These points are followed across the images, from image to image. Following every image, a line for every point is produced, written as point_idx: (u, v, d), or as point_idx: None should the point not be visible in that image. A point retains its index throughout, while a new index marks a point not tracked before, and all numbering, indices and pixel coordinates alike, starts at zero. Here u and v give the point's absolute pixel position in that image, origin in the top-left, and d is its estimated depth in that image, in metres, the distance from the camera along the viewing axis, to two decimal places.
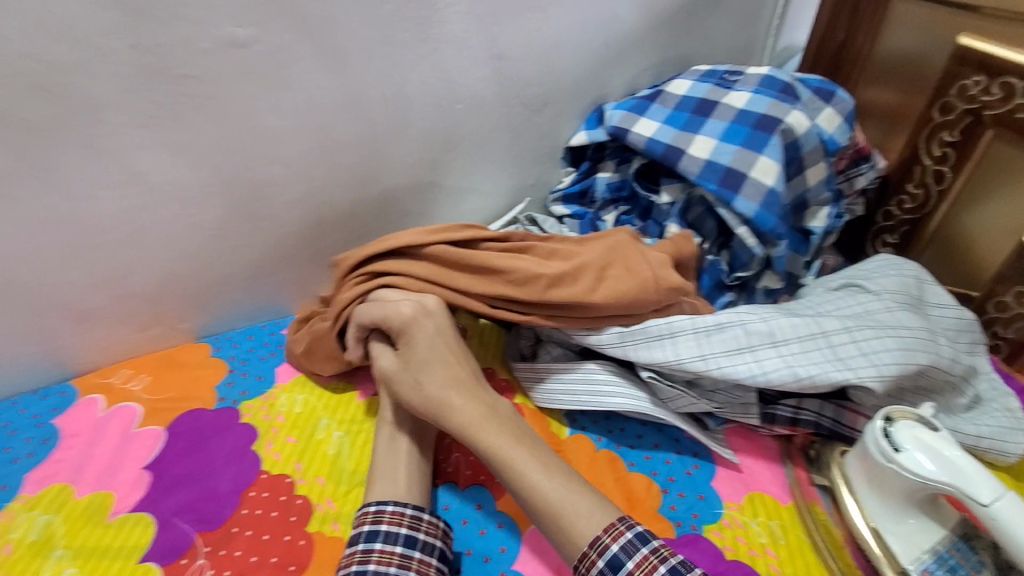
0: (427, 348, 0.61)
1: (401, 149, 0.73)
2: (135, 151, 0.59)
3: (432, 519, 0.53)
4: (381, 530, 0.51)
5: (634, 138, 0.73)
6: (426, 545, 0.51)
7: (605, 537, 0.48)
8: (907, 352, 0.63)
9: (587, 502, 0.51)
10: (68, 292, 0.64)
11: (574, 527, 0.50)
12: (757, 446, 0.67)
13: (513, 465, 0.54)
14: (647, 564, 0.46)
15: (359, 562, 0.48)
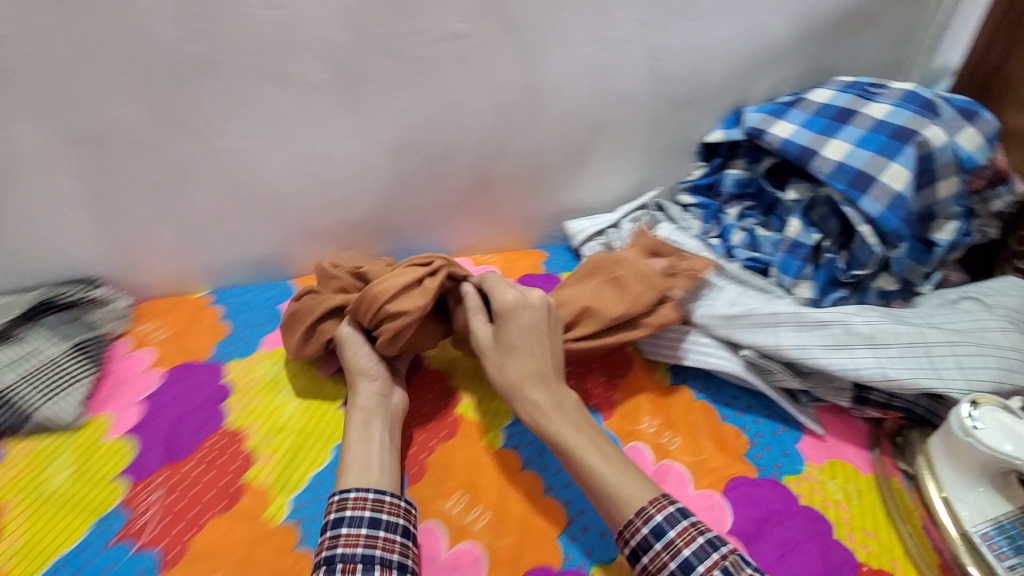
0: (521, 336, 0.68)
1: (560, 129, 0.88)
2: (371, 111, 0.78)
3: (393, 501, 0.60)
4: (344, 517, 0.57)
5: (771, 138, 0.82)
6: (389, 525, 0.58)
7: (652, 506, 0.56)
8: (1003, 372, 0.66)
9: (631, 483, 0.58)
10: (306, 211, 0.87)
11: (619, 500, 0.57)
12: (846, 424, 0.73)
13: (573, 449, 0.62)
14: (688, 534, 0.53)
15: (329, 549, 0.55)
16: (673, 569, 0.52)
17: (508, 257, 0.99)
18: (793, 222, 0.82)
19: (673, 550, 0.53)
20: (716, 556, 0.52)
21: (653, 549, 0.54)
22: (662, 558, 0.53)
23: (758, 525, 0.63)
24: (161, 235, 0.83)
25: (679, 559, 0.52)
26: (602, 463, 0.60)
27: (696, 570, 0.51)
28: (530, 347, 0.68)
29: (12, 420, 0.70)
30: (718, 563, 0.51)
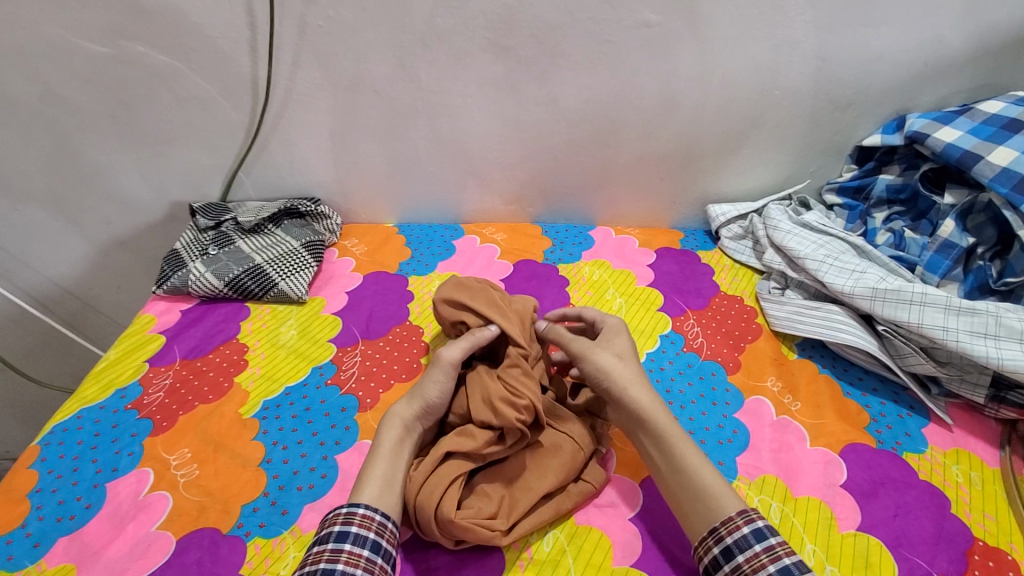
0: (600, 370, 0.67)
1: (719, 118, 0.97)
2: (560, 84, 0.93)
3: (395, 531, 0.57)
4: (351, 532, 0.54)
5: (933, 141, 0.85)
6: (388, 553, 0.55)
7: (722, 528, 0.55)
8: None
9: (722, 487, 0.58)
10: (487, 163, 1.04)
11: (713, 499, 0.57)
12: (978, 422, 0.74)
13: (679, 442, 0.61)
14: (757, 560, 0.52)
15: (329, 561, 0.52)
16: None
17: (648, 232, 1.09)
18: (948, 222, 0.84)
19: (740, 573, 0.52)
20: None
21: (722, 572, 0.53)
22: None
23: (873, 486, 0.66)
24: (376, 170, 1.06)
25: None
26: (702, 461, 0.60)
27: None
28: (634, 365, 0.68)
29: (260, 287, 0.92)
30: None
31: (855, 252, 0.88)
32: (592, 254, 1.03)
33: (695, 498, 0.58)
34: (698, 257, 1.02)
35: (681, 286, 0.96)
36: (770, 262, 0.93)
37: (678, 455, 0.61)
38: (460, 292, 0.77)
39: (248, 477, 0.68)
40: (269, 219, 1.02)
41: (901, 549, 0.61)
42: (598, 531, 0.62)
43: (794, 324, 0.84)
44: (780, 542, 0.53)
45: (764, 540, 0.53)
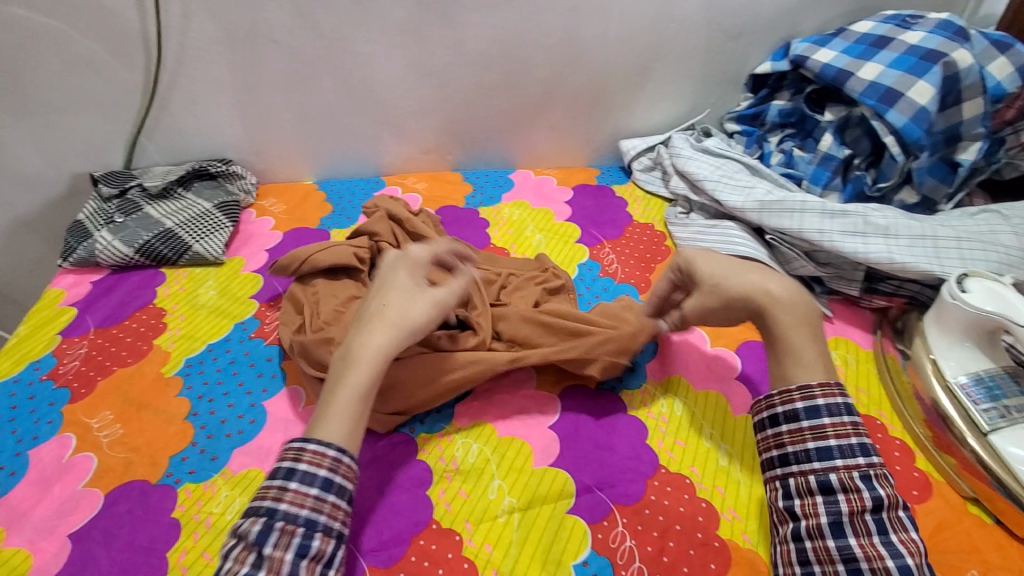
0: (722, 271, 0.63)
1: (622, 52, 1.00)
2: (465, 24, 0.95)
3: (316, 449, 0.53)
4: (298, 471, 0.52)
5: (812, 63, 0.92)
6: (306, 475, 0.52)
7: (777, 398, 0.56)
8: (999, 266, 0.74)
9: (800, 360, 0.57)
10: (400, 112, 1.04)
11: (794, 361, 0.57)
12: (856, 313, 0.82)
13: (787, 330, 0.58)
14: (842, 427, 0.53)
15: (274, 500, 0.51)
16: (810, 446, 0.53)
17: (566, 171, 1.12)
18: (826, 137, 0.91)
19: (818, 431, 0.53)
20: (831, 440, 0.52)
21: (798, 425, 0.54)
22: (801, 437, 0.54)
23: (763, 375, 0.74)
24: (288, 126, 1.04)
25: (821, 443, 0.53)
26: (805, 334, 0.58)
27: (832, 460, 0.52)
28: (729, 267, 0.63)
29: (173, 252, 0.89)
30: (818, 444, 0.53)
31: (749, 171, 0.94)
32: (513, 196, 1.06)
33: (779, 364, 0.58)
34: (613, 191, 1.06)
35: (598, 218, 1.00)
36: (675, 189, 0.98)
37: (773, 316, 0.59)
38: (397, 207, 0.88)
39: (175, 430, 0.68)
40: (177, 182, 0.99)
41: None
42: (520, 439, 0.67)
43: (697, 243, 0.89)
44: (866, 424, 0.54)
45: (815, 415, 0.54)
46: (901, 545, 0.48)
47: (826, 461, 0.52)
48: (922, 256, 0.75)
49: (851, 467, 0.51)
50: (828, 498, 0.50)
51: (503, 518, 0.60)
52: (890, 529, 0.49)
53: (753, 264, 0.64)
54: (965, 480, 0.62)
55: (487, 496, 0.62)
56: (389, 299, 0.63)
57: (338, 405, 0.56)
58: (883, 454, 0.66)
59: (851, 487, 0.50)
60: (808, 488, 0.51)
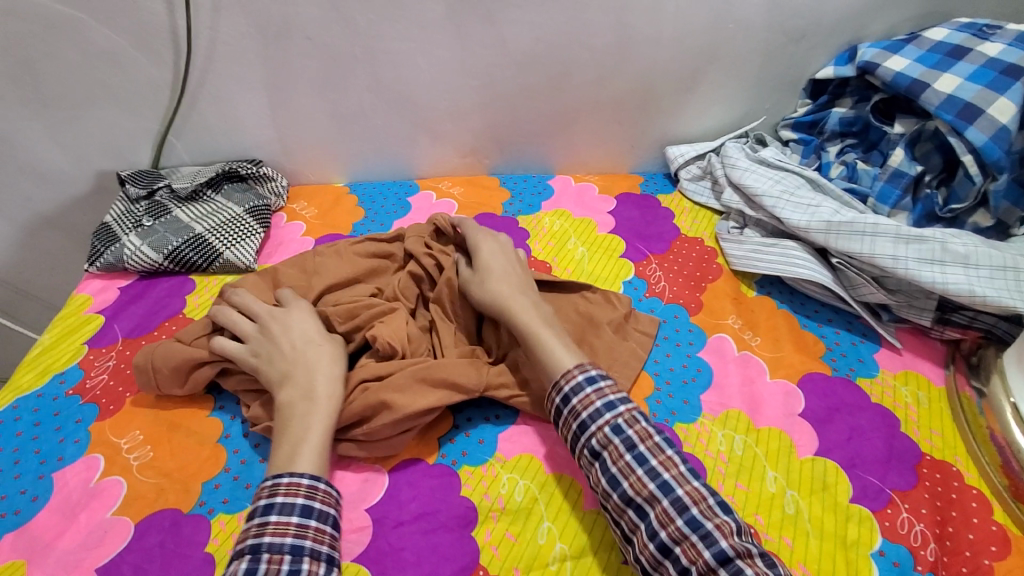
0: (492, 257, 0.73)
1: (673, 54, 0.95)
2: (507, 22, 0.89)
3: (290, 481, 0.54)
4: (275, 503, 0.52)
5: (883, 71, 0.85)
6: (284, 505, 0.52)
7: (579, 405, 0.59)
8: None
9: (566, 349, 0.63)
10: (436, 113, 0.99)
11: (552, 360, 0.62)
12: (925, 344, 0.77)
13: (529, 323, 0.66)
14: (587, 400, 0.59)
15: (256, 535, 0.51)
16: (575, 430, 0.58)
17: (608, 178, 1.07)
18: (897, 151, 0.85)
19: (582, 421, 0.58)
20: (609, 417, 0.57)
21: (564, 415, 0.60)
22: (569, 422, 0.59)
23: (828, 412, 0.69)
24: (319, 126, 0.99)
25: (579, 423, 0.58)
26: (541, 326, 0.65)
27: (602, 450, 0.56)
28: (506, 271, 0.72)
29: (203, 258, 0.86)
30: (610, 422, 0.57)
31: (811, 186, 0.88)
32: (553, 204, 1.01)
33: (540, 361, 0.63)
34: (659, 201, 1.01)
35: (644, 232, 0.95)
36: (727, 202, 0.92)
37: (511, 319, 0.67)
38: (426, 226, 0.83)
39: (206, 454, 0.65)
40: (206, 183, 0.95)
41: (856, 469, 0.64)
42: (570, 477, 0.63)
43: (754, 263, 0.84)
44: (610, 387, 0.59)
45: (595, 385, 0.59)
46: (687, 500, 0.52)
47: (616, 433, 0.56)
48: (1005, 290, 0.69)
49: (618, 439, 0.56)
50: (634, 464, 0.55)
51: (555, 566, 0.56)
52: (693, 507, 0.52)
53: (511, 264, 0.74)
54: None
55: (537, 540, 0.58)
56: (299, 343, 0.65)
57: (312, 433, 0.58)
58: (959, 506, 0.61)
59: (629, 475, 0.54)
60: (608, 462, 0.56)
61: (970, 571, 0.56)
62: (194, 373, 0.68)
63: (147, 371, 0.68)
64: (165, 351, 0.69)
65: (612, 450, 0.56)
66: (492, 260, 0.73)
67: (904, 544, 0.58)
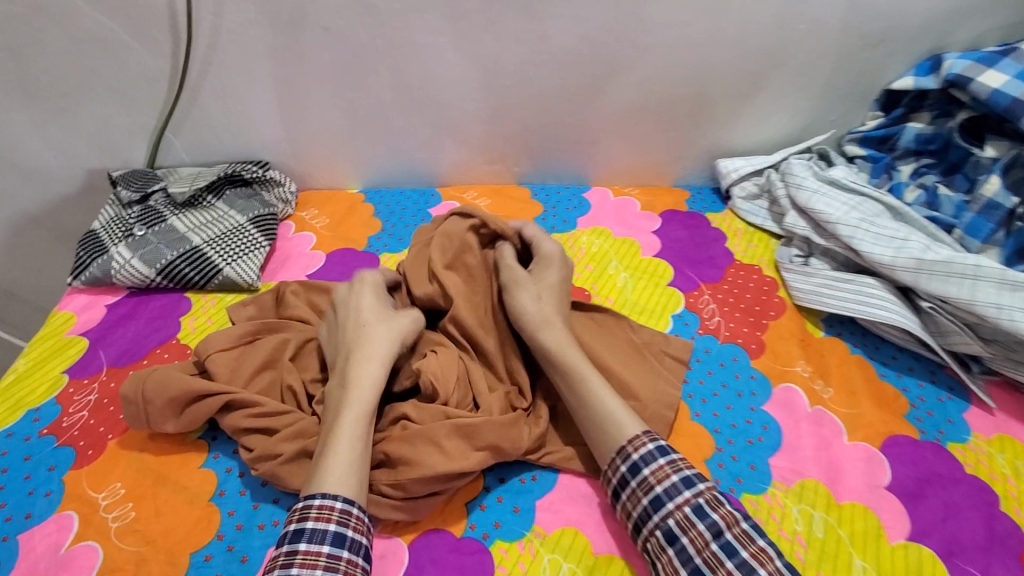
0: (549, 290, 0.67)
1: (733, 57, 0.84)
2: (550, 16, 0.79)
3: (321, 504, 0.49)
4: (307, 529, 0.48)
5: (977, 87, 0.76)
6: (314, 533, 0.47)
7: (653, 476, 0.52)
8: None
9: (625, 408, 0.57)
10: (464, 116, 0.89)
11: (610, 428, 0.56)
12: (1022, 404, 0.67)
13: (581, 376, 0.60)
14: (662, 472, 0.52)
15: (283, 567, 0.46)
16: (645, 505, 0.52)
17: (650, 192, 0.97)
18: (992, 179, 0.75)
19: (646, 486, 0.52)
20: (690, 494, 0.50)
21: (630, 487, 0.53)
22: (637, 495, 0.52)
23: (920, 485, 0.59)
24: (333, 126, 0.89)
25: (651, 496, 0.51)
26: (586, 367, 0.60)
27: (676, 532, 0.49)
28: (559, 294, 0.67)
29: (201, 275, 0.77)
30: (690, 501, 0.50)
31: (890, 214, 0.77)
32: (590, 220, 0.91)
33: (592, 427, 0.58)
34: (708, 221, 0.90)
35: (693, 256, 0.85)
36: (791, 226, 0.81)
37: (563, 373, 0.60)
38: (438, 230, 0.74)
39: (198, 514, 0.56)
40: (206, 188, 0.85)
41: (955, 559, 0.54)
42: (621, 560, 0.53)
43: (823, 300, 0.74)
44: (683, 457, 0.54)
45: (667, 454, 0.53)
46: None
47: (699, 517, 0.49)
48: None
49: (701, 524, 0.49)
50: (722, 555, 0.47)
51: None
52: None
53: (567, 299, 0.67)
54: None
55: None
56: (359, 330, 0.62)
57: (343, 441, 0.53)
58: None
59: (715, 565, 0.47)
60: (689, 551, 0.48)
61: None
62: (192, 406, 0.60)
63: (135, 403, 0.59)
64: (164, 375, 0.61)
65: (694, 536, 0.48)
66: (544, 294, 0.66)
67: None
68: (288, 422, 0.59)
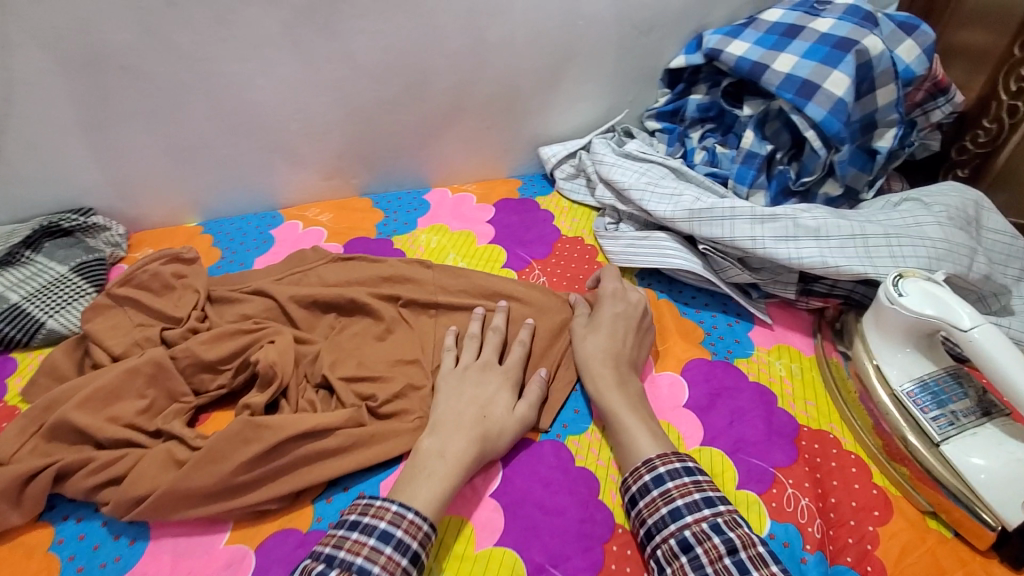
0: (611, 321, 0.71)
1: (531, 54, 0.93)
2: (351, 36, 0.84)
3: (415, 519, 0.52)
4: (394, 534, 0.50)
5: (727, 57, 0.87)
6: (401, 543, 0.50)
7: (657, 459, 0.57)
8: (930, 261, 0.70)
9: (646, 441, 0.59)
10: (290, 137, 0.92)
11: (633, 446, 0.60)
12: (792, 317, 0.80)
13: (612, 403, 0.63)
14: (685, 488, 0.54)
15: (366, 559, 0.48)
16: (663, 514, 0.54)
17: (486, 185, 1.04)
18: (747, 133, 0.87)
19: (667, 497, 0.54)
20: (708, 512, 0.52)
21: (649, 496, 0.55)
22: (656, 504, 0.55)
23: (712, 399, 0.70)
24: (156, 162, 0.89)
25: (670, 506, 0.54)
26: (622, 403, 0.63)
27: (683, 519, 0.52)
28: (617, 330, 0.70)
29: (24, 333, 0.75)
30: (708, 519, 0.52)
31: (674, 175, 0.89)
32: (430, 219, 0.97)
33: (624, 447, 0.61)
34: (538, 204, 0.99)
35: (525, 237, 0.92)
36: (602, 198, 0.92)
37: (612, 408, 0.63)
38: (336, 262, 0.83)
39: (31, 569, 0.55)
40: (22, 244, 0.83)
41: (740, 454, 0.64)
42: (460, 518, 0.59)
43: (627, 259, 0.84)
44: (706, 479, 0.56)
45: (693, 474, 0.55)
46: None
47: (716, 532, 0.50)
48: (854, 257, 0.71)
49: (717, 537, 0.50)
50: (734, 571, 0.48)
51: None
52: (752, 568, 0.48)
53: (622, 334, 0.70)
54: (920, 492, 0.60)
55: None
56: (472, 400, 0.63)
57: (444, 471, 0.56)
58: (839, 474, 0.63)
59: (702, 539, 0.50)
60: (702, 561, 0.49)
61: (855, 540, 0.58)
62: (24, 491, 0.57)
63: None
64: None
65: (708, 548, 0.50)
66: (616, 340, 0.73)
67: (791, 522, 0.59)
68: (133, 463, 0.58)
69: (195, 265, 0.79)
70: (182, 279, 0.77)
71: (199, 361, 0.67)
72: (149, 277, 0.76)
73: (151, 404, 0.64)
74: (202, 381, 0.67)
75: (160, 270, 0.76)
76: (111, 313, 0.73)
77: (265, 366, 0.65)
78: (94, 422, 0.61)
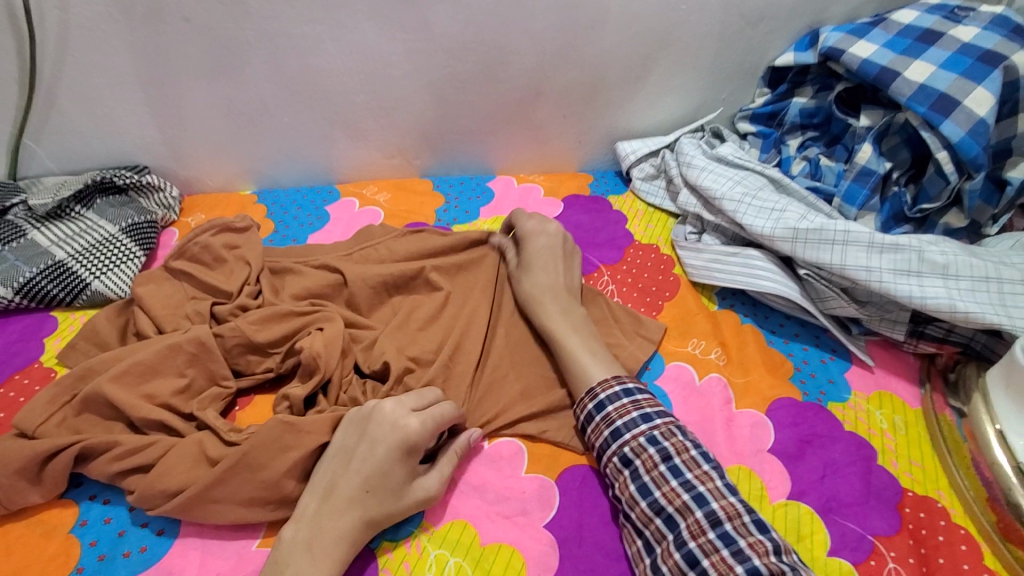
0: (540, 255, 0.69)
1: (621, 39, 0.84)
2: (429, 5, 0.77)
3: None
4: None
5: (848, 58, 0.77)
6: None
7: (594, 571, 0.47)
8: None
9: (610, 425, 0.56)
10: (353, 109, 0.86)
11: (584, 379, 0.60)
12: (896, 359, 0.70)
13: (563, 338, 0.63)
14: (624, 409, 0.56)
15: None
16: (606, 437, 0.56)
17: (554, 178, 0.96)
18: (864, 147, 0.77)
19: (607, 421, 0.56)
20: (645, 428, 0.54)
21: (595, 424, 0.57)
22: (600, 430, 0.56)
23: (800, 447, 0.61)
24: (213, 124, 0.85)
25: (611, 430, 0.55)
26: (565, 326, 0.63)
27: (622, 438, 0.55)
28: (551, 263, 0.69)
29: (65, 291, 0.72)
30: (645, 433, 0.54)
31: (772, 186, 0.79)
32: (493, 209, 0.90)
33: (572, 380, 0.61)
34: (610, 203, 0.91)
35: (595, 239, 0.85)
36: (684, 205, 0.83)
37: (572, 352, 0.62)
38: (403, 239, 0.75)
39: (52, 550, 0.52)
40: (73, 198, 0.80)
41: (831, 514, 0.56)
42: (509, 548, 0.53)
43: (710, 275, 0.76)
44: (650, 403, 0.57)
45: (631, 394, 0.57)
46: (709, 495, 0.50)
47: (653, 443, 0.53)
48: (986, 304, 0.61)
49: (654, 449, 0.53)
50: (669, 475, 0.52)
51: None
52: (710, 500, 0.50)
53: (556, 267, 0.69)
54: None
55: None
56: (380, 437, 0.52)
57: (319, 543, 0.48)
58: (946, 550, 0.54)
59: (640, 452, 0.53)
60: (641, 471, 0.53)
61: None
62: (50, 467, 0.53)
63: None
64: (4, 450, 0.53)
65: (646, 459, 0.53)
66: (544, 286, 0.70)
67: None
68: (165, 450, 0.54)
69: (249, 234, 0.75)
70: (234, 250, 0.72)
71: (246, 343, 0.62)
72: (200, 248, 0.71)
73: (190, 384, 0.60)
74: (248, 363, 0.63)
75: (210, 241, 0.71)
76: (161, 283, 0.69)
77: (309, 357, 0.60)
78: (128, 399, 0.57)
